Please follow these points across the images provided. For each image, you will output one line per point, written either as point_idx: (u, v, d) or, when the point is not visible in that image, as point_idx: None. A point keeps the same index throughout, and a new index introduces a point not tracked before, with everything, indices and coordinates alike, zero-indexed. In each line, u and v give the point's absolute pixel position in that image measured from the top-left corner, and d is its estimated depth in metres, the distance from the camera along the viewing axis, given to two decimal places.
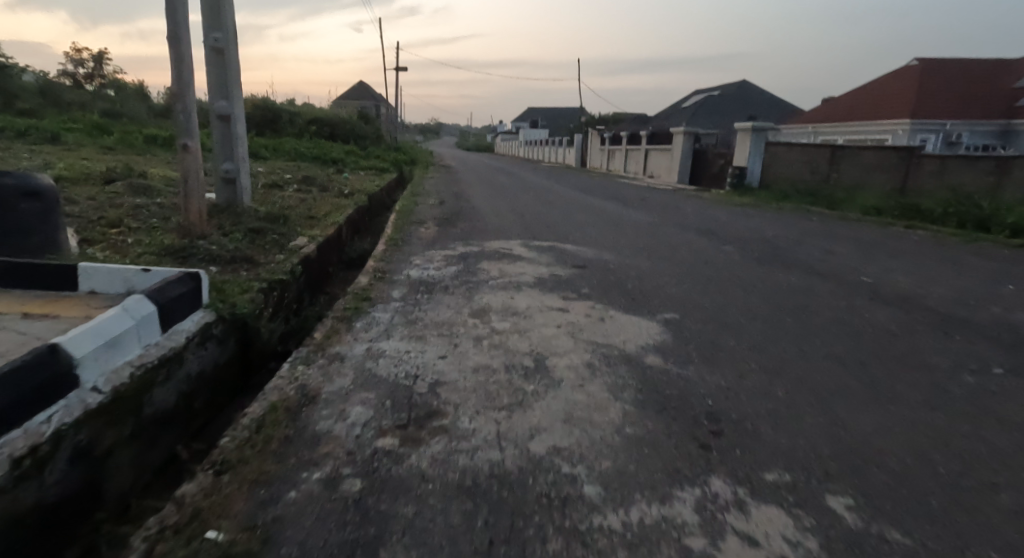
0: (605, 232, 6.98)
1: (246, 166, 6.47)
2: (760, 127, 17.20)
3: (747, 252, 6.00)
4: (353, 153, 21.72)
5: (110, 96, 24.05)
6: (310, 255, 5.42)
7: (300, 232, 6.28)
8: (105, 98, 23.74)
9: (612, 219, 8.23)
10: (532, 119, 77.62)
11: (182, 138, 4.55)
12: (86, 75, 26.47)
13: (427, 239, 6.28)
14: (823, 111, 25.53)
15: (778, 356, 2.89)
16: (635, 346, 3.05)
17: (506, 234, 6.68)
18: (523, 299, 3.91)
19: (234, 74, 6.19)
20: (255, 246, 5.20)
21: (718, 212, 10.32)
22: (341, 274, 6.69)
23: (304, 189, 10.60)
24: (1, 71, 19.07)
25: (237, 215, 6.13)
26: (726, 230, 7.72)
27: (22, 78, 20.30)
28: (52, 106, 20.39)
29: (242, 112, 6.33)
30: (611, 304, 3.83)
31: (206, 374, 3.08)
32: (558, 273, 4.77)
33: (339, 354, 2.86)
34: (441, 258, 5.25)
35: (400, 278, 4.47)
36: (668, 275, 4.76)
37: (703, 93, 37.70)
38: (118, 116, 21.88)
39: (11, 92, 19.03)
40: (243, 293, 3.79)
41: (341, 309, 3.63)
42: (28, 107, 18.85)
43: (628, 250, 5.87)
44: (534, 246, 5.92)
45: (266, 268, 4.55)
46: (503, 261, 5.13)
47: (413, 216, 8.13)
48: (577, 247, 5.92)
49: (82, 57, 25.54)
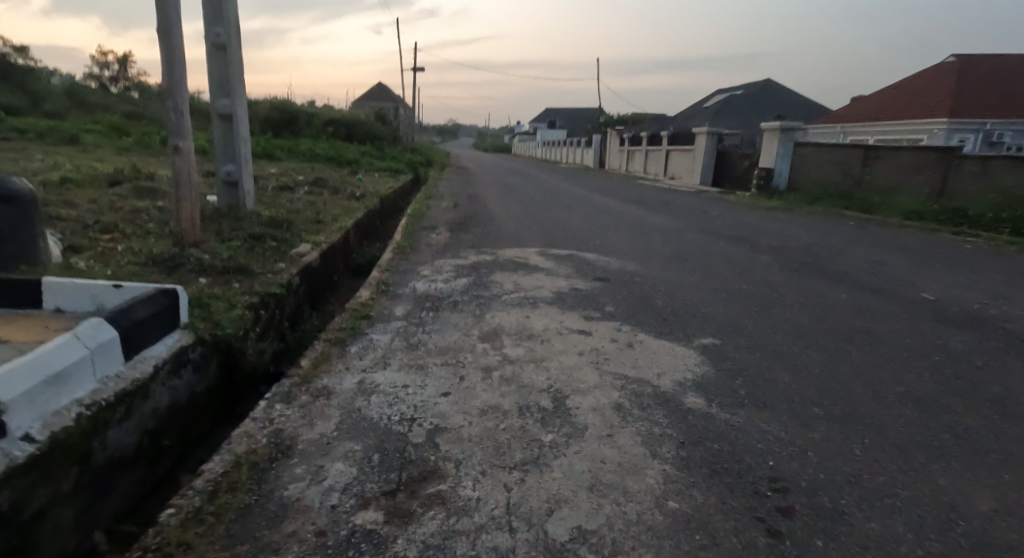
0: (628, 239, 6.52)
1: (249, 169, 6.15)
2: (788, 127, 16.51)
3: (785, 262, 5.48)
4: (369, 154, 21.56)
5: (133, 98, 24.32)
6: (311, 264, 5.06)
7: (303, 238, 5.94)
8: (128, 99, 24.02)
9: (635, 225, 7.76)
10: (550, 120, 77.17)
11: (172, 139, 4.22)
12: (111, 77, 26.86)
13: (437, 246, 5.88)
14: (853, 111, 24.57)
15: (844, 399, 2.42)
16: (671, 381, 2.60)
17: (522, 241, 6.25)
18: (540, 319, 3.48)
19: (236, 71, 5.88)
20: (252, 254, 4.86)
21: (747, 217, 9.77)
22: (346, 282, 6.35)
23: (316, 191, 10.32)
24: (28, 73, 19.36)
25: (239, 220, 5.81)
26: (758, 237, 7.17)
27: (49, 80, 20.60)
28: (75, 108, 20.57)
29: (245, 112, 6.00)
30: (640, 326, 3.38)
31: (179, 407, 2.72)
32: (579, 286, 4.33)
33: (325, 391, 2.45)
34: (451, 268, 4.85)
35: (405, 293, 4.08)
36: (702, 290, 4.29)
37: (726, 93, 36.82)
38: (140, 117, 22.08)
39: (37, 93, 19.30)
40: (229, 309, 3.42)
41: (335, 330, 3.23)
42: (53, 109, 19.09)
43: (654, 260, 5.40)
44: (552, 255, 5.48)
45: (260, 280, 4.20)
46: (518, 273, 4.71)
47: (425, 220, 7.76)
48: (597, 256, 5.46)
49: (107, 59, 25.91)
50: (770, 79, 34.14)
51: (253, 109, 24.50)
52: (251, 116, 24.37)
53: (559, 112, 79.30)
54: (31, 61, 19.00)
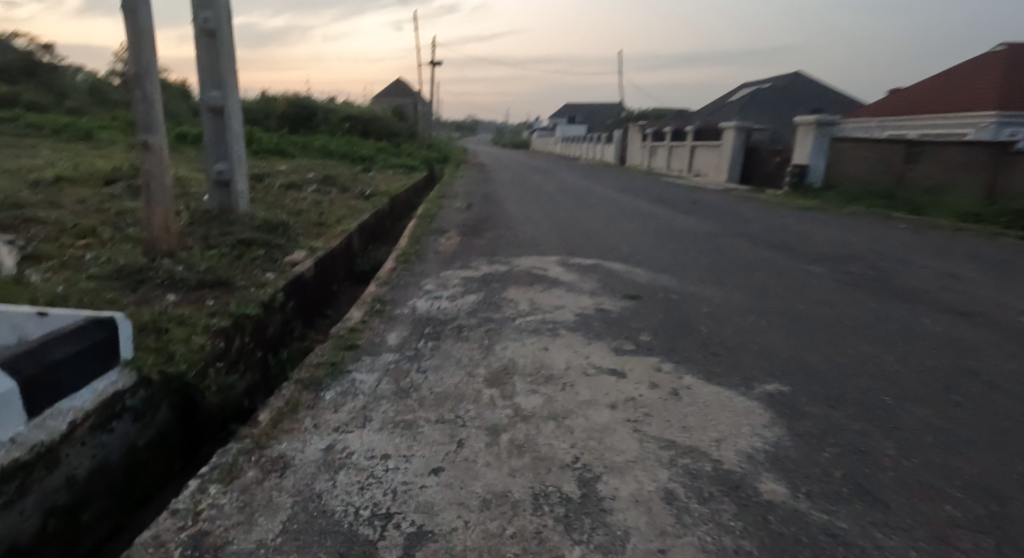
0: (658, 246, 5.87)
1: (242, 167, 5.65)
2: (824, 121, 15.55)
3: (843, 274, 4.77)
4: (386, 150, 21.13)
5: None
6: (302, 274, 4.52)
7: (300, 244, 5.40)
8: None
9: (664, 229, 7.08)
10: (569, 116, 76.20)
11: (142, 134, 3.69)
12: None
13: (445, 254, 5.28)
14: (891, 104, 23.28)
15: (981, 489, 1.75)
16: (736, 452, 1.96)
17: (541, 248, 5.63)
18: (560, 354, 2.86)
19: (227, 60, 5.36)
20: (236, 265, 4.33)
21: (785, 219, 9.00)
22: (346, 292, 5.82)
23: (324, 190, 9.87)
24: (53, 70, 19.43)
25: (229, 224, 5.32)
26: (805, 243, 6.43)
27: (73, 77, 20.65)
28: (97, 104, 20.48)
29: (238, 105, 5.50)
30: (684, 364, 2.74)
31: (109, 469, 2.15)
32: (605, 307, 3.69)
33: (279, 463, 1.86)
34: (458, 281, 4.27)
35: (403, 315, 3.49)
36: (753, 312, 3.63)
37: (753, 86, 35.56)
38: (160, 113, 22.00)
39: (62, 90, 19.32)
40: (190, 338, 2.86)
41: (312, 367, 2.65)
42: (76, 105, 19.11)
43: (691, 272, 4.73)
44: (574, 266, 4.85)
45: (238, 296, 3.65)
46: (534, 289, 4.08)
47: (435, 222, 7.20)
48: (626, 268, 4.81)
49: None
50: (800, 72, 32.82)
51: (270, 104, 24.26)
52: (269, 112, 24.12)
53: (580, 108, 78.17)
54: (54, 57, 19.00)
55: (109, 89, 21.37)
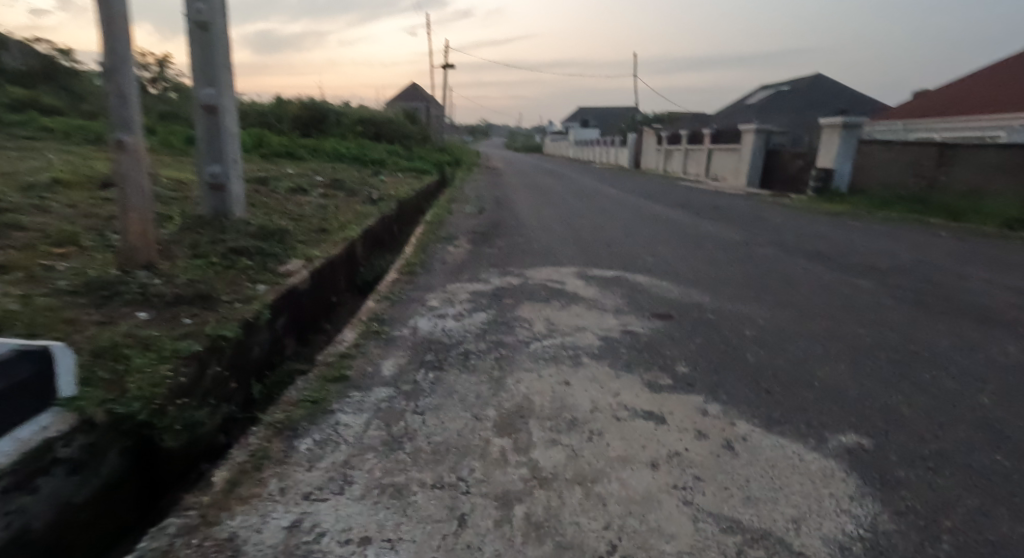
0: (684, 255, 5.42)
1: (238, 170, 5.29)
2: (851, 123, 14.92)
3: (897, 290, 4.26)
4: (397, 153, 20.90)
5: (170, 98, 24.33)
6: (296, 288, 4.13)
7: (297, 252, 5.03)
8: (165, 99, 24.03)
9: (688, 237, 6.60)
10: (582, 120, 75.83)
11: (116, 132, 3.31)
12: None
13: (452, 264, 4.86)
14: (917, 106, 22.51)
15: None
16: (824, 540, 1.48)
17: (557, 258, 5.19)
18: (583, 392, 2.40)
19: (222, 55, 5.01)
20: (223, 278, 3.96)
21: (816, 225, 8.48)
22: (347, 303, 5.44)
23: (331, 194, 9.55)
24: (72, 74, 19.51)
25: (222, 231, 4.96)
26: (844, 253, 5.91)
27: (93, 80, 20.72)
28: None
29: (233, 103, 5.15)
30: (735, 407, 2.26)
31: (37, 536, 1.70)
32: (633, 330, 3.23)
33: (227, 549, 1.40)
34: (466, 296, 3.85)
35: (402, 337, 3.06)
36: (804, 335, 3.15)
37: (770, 89, 34.85)
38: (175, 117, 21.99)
39: (79, 94, 19.31)
40: (152, 367, 2.44)
41: (289, 407, 2.22)
42: (93, 108, 19.09)
43: (725, 287, 4.25)
44: (594, 280, 4.39)
45: (218, 315, 3.25)
46: (551, 307, 3.63)
47: (445, 229, 6.81)
48: (652, 282, 4.35)
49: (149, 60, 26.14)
50: (820, 74, 32.06)
51: (282, 107, 24.11)
52: (282, 116, 23.95)
53: (593, 111, 77.59)
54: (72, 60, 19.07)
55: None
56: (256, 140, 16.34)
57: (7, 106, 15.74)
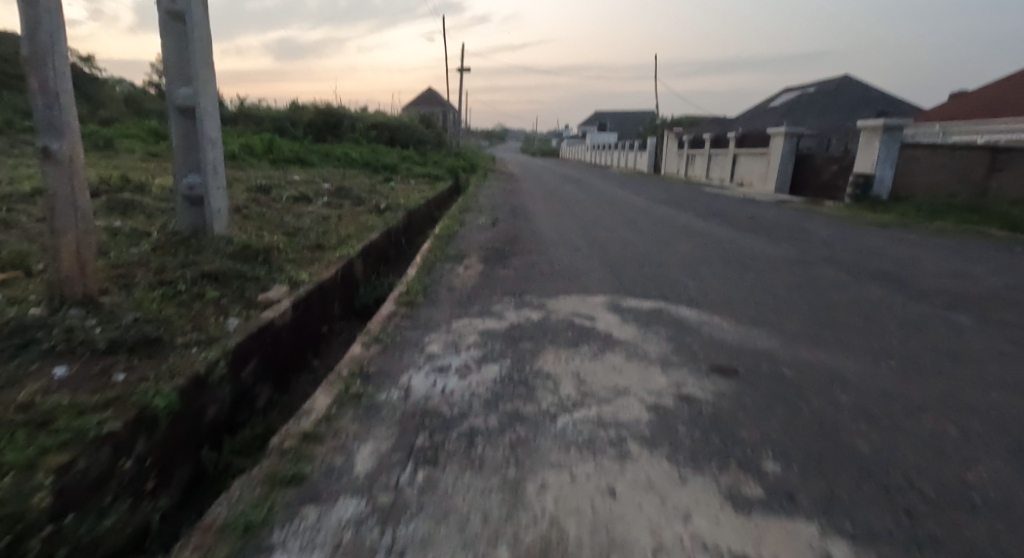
0: (730, 280, 4.67)
1: (219, 181, 4.67)
2: (893, 125, 13.93)
3: (1007, 330, 3.45)
4: (411, 158, 20.42)
5: None
6: (272, 323, 3.46)
7: (283, 276, 4.39)
8: None
9: (730, 255, 5.83)
10: (599, 124, 75.06)
11: (42, 139, 2.70)
12: None
13: (461, 291, 4.16)
14: (955, 109, 21.36)
15: None
16: None
17: (583, 283, 4.47)
18: (637, 512, 1.64)
19: (200, 49, 4.36)
20: (185, 316, 3.31)
21: (867, 238, 7.65)
22: (342, 331, 4.77)
23: (337, 204, 8.97)
24: (94, 80, 19.40)
25: (198, 251, 4.35)
26: (917, 275, 5.09)
27: (113, 86, 20.59)
28: (133, 114, 20.29)
29: (213, 104, 4.51)
30: (873, 548, 1.48)
31: None
32: (690, 394, 2.47)
33: None
34: (475, 338, 3.14)
35: (388, 405, 2.34)
36: (922, 405, 2.37)
37: (796, 91, 33.72)
38: None
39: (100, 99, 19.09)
40: (38, 461, 1.75)
41: (206, 538, 1.50)
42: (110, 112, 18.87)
43: (792, 325, 3.48)
44: (629, 315, 3.66)
45: (162, 368, 2.57)
46: (580, 357, 2.89)
47: (454, 244, 6.15)
48: (699, 318, 3.59)
49: None
50: (848, 76, 30.95)
51: (297, 112, 23.82)
52: (296, 120, 23.64)
53: (611, 115, 76.58)
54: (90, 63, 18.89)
55: (143, 99, 21.13)
56: (267, 145, 15.91)
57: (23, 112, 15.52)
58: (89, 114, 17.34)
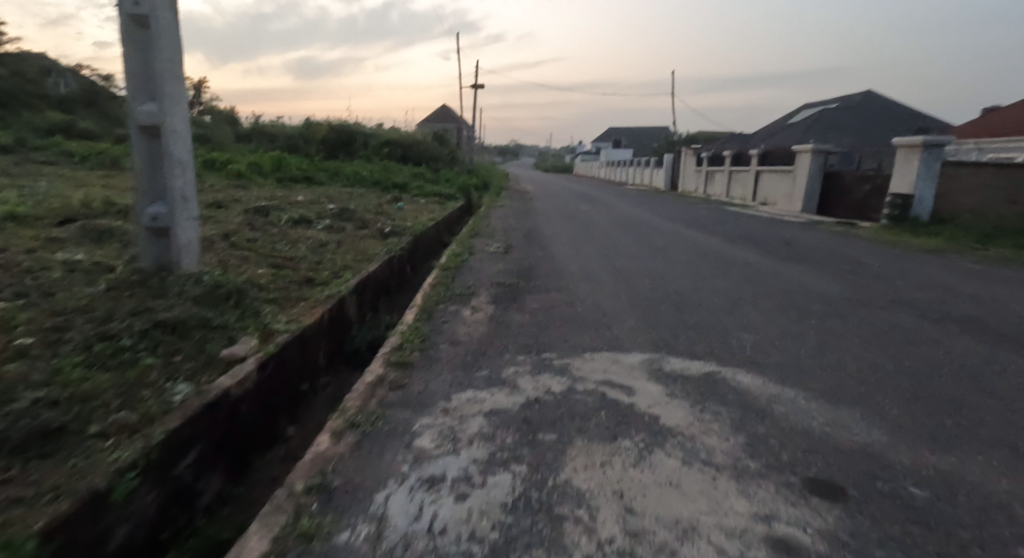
0: (787, 330, 3.91)
1: (188, 210, 4.04)
2: (933, 142, 13.07)
3: None
4: (423, 176, 19.98)
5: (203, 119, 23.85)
6: (228, 394, 2.75)
7: (257, 324, 3.72)
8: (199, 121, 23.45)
9: (780, 293, 5.05)
10: (613, 140, 74.87)
11: None
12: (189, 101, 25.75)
13: (466, 346, 3.45)
14: (990, 126, 20.42)
15: None
16: None
17: (613, 334, 3.73)
18: None
19: (166, 60, 3.74)
20: (116, 387, 2.63)
21: (925, 269, 6.82)
22: (326, 386, 4.06)
23: (338, 228, 8.40)
24: (110, 99, 19.26)
25: (160, 293, 3.70)
26: (1011, 323, 4.27)
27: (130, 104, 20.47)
28: None
29: (182, 122, 3.88)
30: None
31: None
32: (789, 538, 1.68)
33: None
34: (479, 427, 2.40)
35: (348, 554, 1.58)
36: None
37: (817, 107, 32.89)
38: (208, 139, 21.01)
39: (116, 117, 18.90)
40: None
41: None
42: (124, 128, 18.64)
43: (890, 404, 2.69)
44: (675, 386, 2.90)
45: (47, 483, 1.86)
46: (620, 460, 2.13)
47: (462, 277, 5.48)
48: (767, 392, 2.81)
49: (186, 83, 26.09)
50: (872, 91, 30.12)
51: (311, 130, 23.62)
52: (309, 138, 23.32)
53: (626, 131, 76.01)
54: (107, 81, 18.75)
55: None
56: (277, 163, 15.50)
57: (40, 131, 15.29)
58: (103, 131, 17.07)
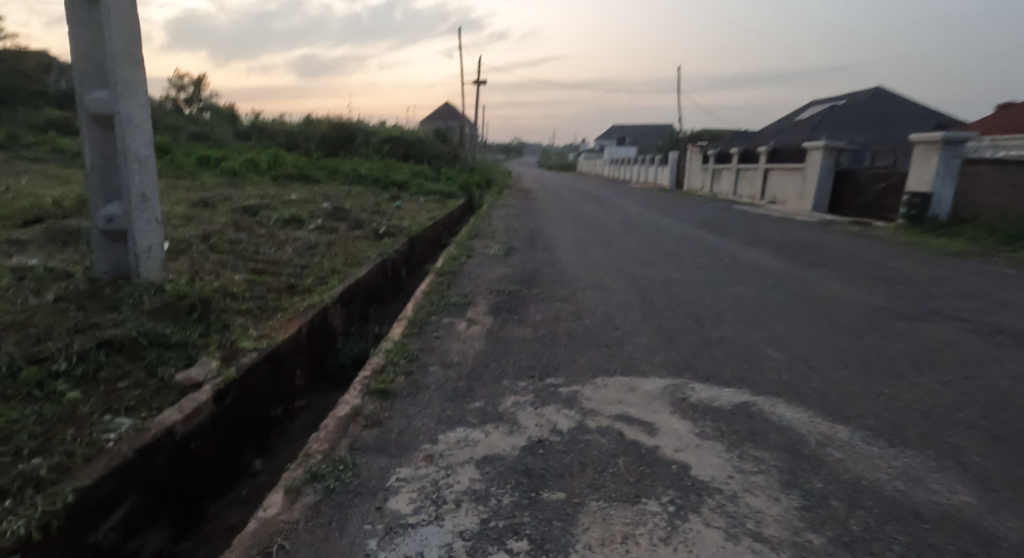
0: (823, 348, 3.45)
1: (149, 210, 3.60)
2: (953, 139, 12.54)
3: None
4: (424, 174, 19.54)
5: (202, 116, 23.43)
6: (172, 433, 2.30)
7: (223, 340, 3.27)
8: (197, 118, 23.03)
9: (808, 303, 4.57)
10: (616, 137, 74.23)
11: None
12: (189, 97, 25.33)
13: (459, 369, 3.00)
14: (1006, 123, 19.84)
15: None
16: None
17: (628, 353, 3.27)
18: None
19: (120, 40, 3.29)
20: (34, 426, 2.18)
21: (959, 274, 6.33)
22: (302, 409, 3.62)
23: (331, 228, 7.97)
24: None
25: (112, 306, 3.27)
26: None
27: None
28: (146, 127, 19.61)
29: (139, 111, 3.43)
30: None
31: None
32: None
33: None
34: (470, 481, 1.94)
35: None
36: None
37: (824, 105, 32.27)
38: (206, 136, 20.61)
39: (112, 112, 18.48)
40: None
41: None
42: None
43: (969, 449, 2.22)
44: (706, 422, 2.44)
45: None
46: (646, 532, 1.67)
47: (458, 284, 5.02)
48: (815, 431, 2.35)
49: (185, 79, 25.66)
50: (883, 88, 29.47)
51: (311, 127, 23.28)
52: (310, 135, 23.02)
53: (630, 129, 75.08)
54: None
55: (160, 113, 20.42)
56: (273, 160, 15.06)
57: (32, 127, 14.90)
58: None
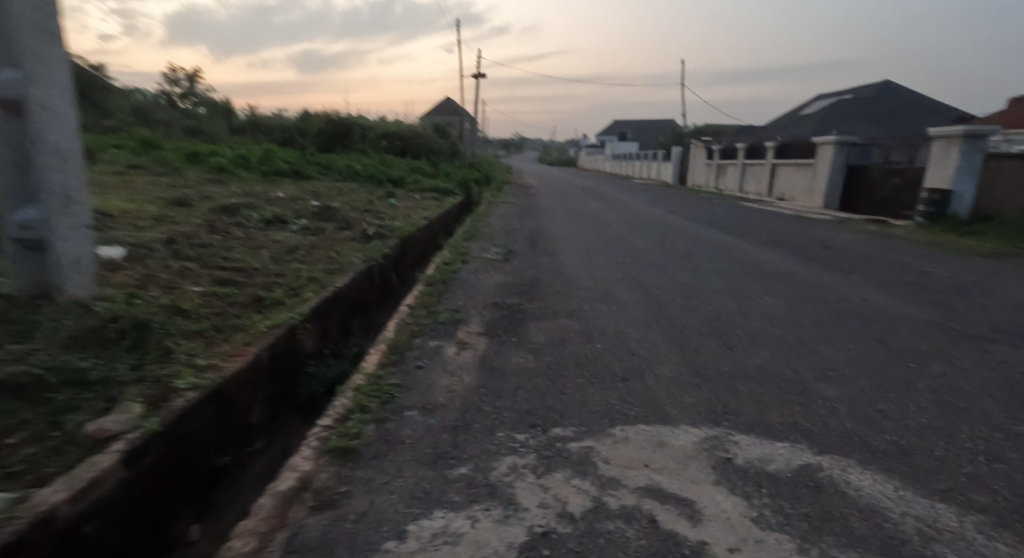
0: (883, 382, 2.86)
1: (75, 215, 3.02)
2: (976, 132, 11.75)
3: None
4: (421, 170, 18.92)
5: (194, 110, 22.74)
6: (56, 516, 1.67)
7: (158, 374, 2.67)
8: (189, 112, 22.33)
9: (850, 320, 3.99)
10: (617, 133, 73.47)
11: None
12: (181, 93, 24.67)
13: (442, 414, 2.42)
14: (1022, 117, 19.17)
15: None
16: None
17: (651, 390, 2.69)
18: None
19: (29, 7, 2.69)
20: None
21: (1002, 281, 5.74)
22: (259, 454, 3.04)
23: (316, 229, 7.38)
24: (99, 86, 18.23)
25: (23, 334, 2.67)
26: None
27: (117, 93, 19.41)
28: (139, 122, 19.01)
29: (56, 96, 2.84)
30: None
31: None
32: None
33: None
34: None
35: None
36: None
37: (830, 99, 31.56)
38: (197, 132, 19.96)
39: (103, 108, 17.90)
40: None
41: None
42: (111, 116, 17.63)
43: None
44: (764, 498, 1.85)
45: None
46: None
47: (449, 295, 4.44)
48: (913, 516, 1.75)
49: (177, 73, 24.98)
50: (890, 81, 28.76)
51: (306, 122, 22.63)
52: (306, 130, 22.41)
53: (630, 124, 74.28)
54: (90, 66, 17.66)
55: (151, 106, 19.76)
56: (263, 156, 14.44)
57: None
58: (90, 121, 15.96)
